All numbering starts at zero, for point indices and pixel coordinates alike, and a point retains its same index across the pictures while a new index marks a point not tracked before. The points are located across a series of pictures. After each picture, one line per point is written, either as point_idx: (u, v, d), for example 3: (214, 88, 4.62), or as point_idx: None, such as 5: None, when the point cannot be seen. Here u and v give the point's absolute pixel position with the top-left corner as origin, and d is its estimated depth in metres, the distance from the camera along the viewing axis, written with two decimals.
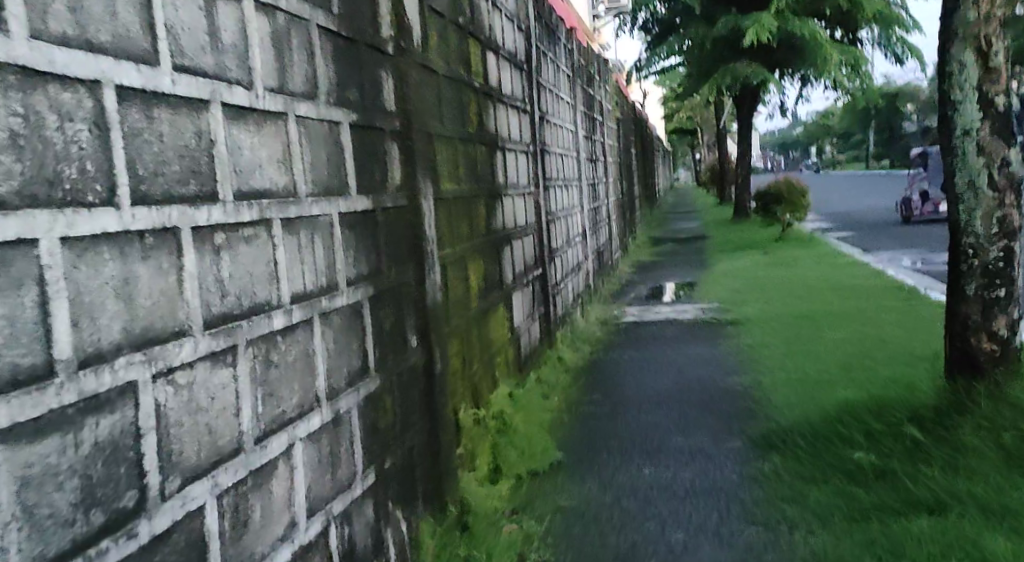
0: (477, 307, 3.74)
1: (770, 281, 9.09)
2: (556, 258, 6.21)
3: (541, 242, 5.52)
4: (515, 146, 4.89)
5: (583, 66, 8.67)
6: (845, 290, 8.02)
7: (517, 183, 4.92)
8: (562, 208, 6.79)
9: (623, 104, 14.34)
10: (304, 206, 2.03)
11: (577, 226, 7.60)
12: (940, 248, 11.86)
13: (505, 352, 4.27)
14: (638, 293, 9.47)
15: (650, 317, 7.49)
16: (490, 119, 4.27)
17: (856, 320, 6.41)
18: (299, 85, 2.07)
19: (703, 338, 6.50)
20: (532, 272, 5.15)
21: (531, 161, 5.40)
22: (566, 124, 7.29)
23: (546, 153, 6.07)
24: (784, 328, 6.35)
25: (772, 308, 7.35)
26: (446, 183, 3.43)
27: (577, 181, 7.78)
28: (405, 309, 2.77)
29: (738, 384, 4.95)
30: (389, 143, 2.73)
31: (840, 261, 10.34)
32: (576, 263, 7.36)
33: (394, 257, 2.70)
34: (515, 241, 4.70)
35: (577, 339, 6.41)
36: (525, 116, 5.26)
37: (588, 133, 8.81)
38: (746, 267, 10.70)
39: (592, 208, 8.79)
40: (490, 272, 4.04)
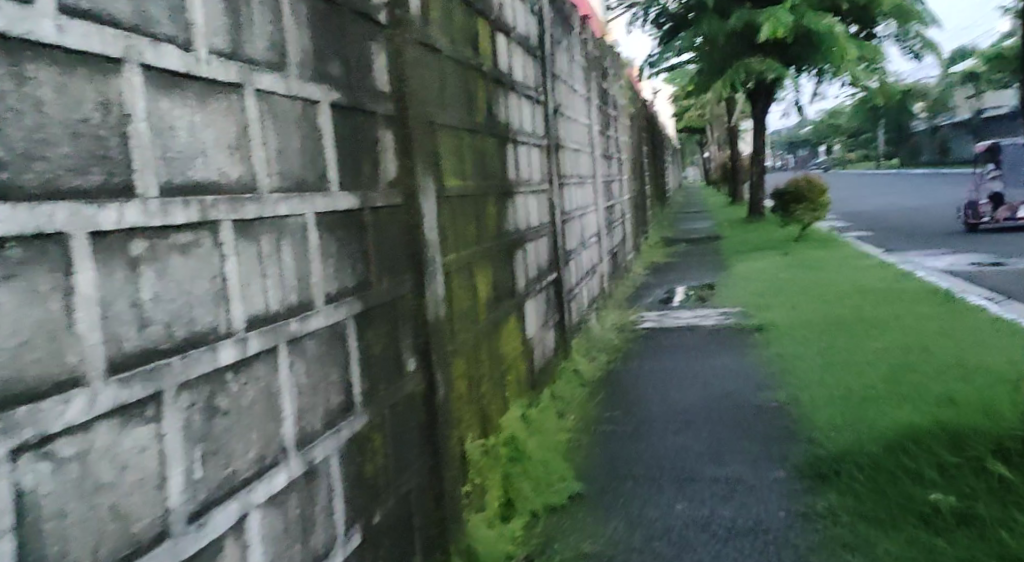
0: (487, 320, 3.32)
1: (795, 284, 8.64)
2: (571, 260, 5.79)
3: (555, 245, 5.09)
4: (528, 139, 4.46)
5: (597, 58, 8.24)
6: (877, 293, 7.58)
7: (531, 180, 4.50)
8: (577, 207, 6.36)
9: (635, 101, 13.89)
10: (267, 206, 1.60)
11: (591, 226, 7.17)
12: (967, 248, 11.37)
13: (517, 367, 3.84)
14: (655, 296, 9.02)
15: (670, 324, 7.05)
16: (501, 109, 3.85)
17: (894, 328, 5.96)
18: (262, 53, 1.64)
19: (728, 346, 6.07)
20: (546, 278, 4.73)
21: (545, 157, 4.98)
22: (581, 118, 6.86)
23: (560, 148, 5.64)
24: (816, 337, 5.92)
25: (801, 313, 6.91)
26: (452, 180, 3.01)
27: (592, 179, 7.35)
28: (401, 327, 2.35)
29: (773, 400, 4.53)
30: (382, 131, 2.31)
31: (866, 263, 9.87)
32: (591, 266, 6.94)
33: (386, 267, 2.28)
34: (529, 244, 4.28)
35: (593, 349, 5.98)
36: (538, 107, 4.83)
37: (602, 128, 8.38)
38: (767, 268, 10.24)
39: (606, 207, 8.35)
40: (501, 278, 3.62)
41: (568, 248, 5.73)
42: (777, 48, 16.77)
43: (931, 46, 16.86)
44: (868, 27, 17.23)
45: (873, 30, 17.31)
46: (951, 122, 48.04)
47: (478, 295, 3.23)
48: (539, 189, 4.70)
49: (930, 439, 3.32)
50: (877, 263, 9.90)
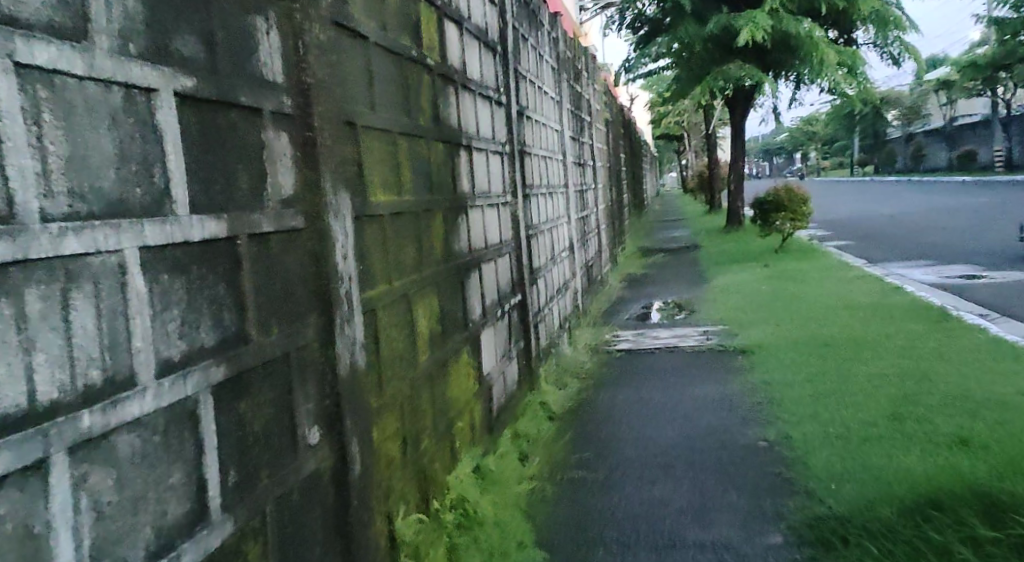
0: (429, 361, 2.78)
1: (778, 298, 8.16)
2: (539, 276, 5.27)
3: (519, 262, 4.58)
4: (485, 145, 3.93)
5: (569, 60, 7.74)
6: (865, 307, 7.11)
7: (489, 192, 3.97)
8: (545, 220, 5.85)
9: (611, 107, 13.44)
10: (35, 244, 1.06)
11: (563, 239, 6.66)
12: (952, 259, 10.99)
13: (470, 409, 3.31)
14: (631, 312, 8.53)
15: (647, 345, 6.55)
16: (450, 110, 3.33)
17: (888, 346, 5.49)
18: (35, 15, 1.11)
19: (710, 371, 5.57)
20: (508, 300, 4.21)
21: (508, 163, 4.46)
22: (550, 122, 6.35)
23: (526, 154, 5.12)
24: (804, 359, 5.42)
25: (787, 331, 6.42)
26: (381, 194, 2.48)
27: (563, 189, 6.84)
28: (299, 390, 1.81)
29: (760, 437, 4.02)
30: (271, 134, 1.77)
31: (851, 275, 9.43)
32: (563, 282, 6.43)
33: (275, 312, 1.74)
34: (486, 265, 3.75)
35: (563, 375, 5.45)
36: (499, 108, 4.32)
37: (575, 133, 7.88)
38: (748, 281, 9.78)
39: (580, 218, 7.84)
40: (447, 308, 3.10)
41: (536, 264, 5.21)
42: (755, 53, 16.38)
43: (910, 52, 16.52)
44: (846, 32, 16.87)
45: (851, 35, 16.95)
46: (925, 129, 48.19)
47: (416, 332, 2.69)
48: (499, 200, 4.17)
49: (954, 502, 2.83)
50: (861, 274, 9.45)
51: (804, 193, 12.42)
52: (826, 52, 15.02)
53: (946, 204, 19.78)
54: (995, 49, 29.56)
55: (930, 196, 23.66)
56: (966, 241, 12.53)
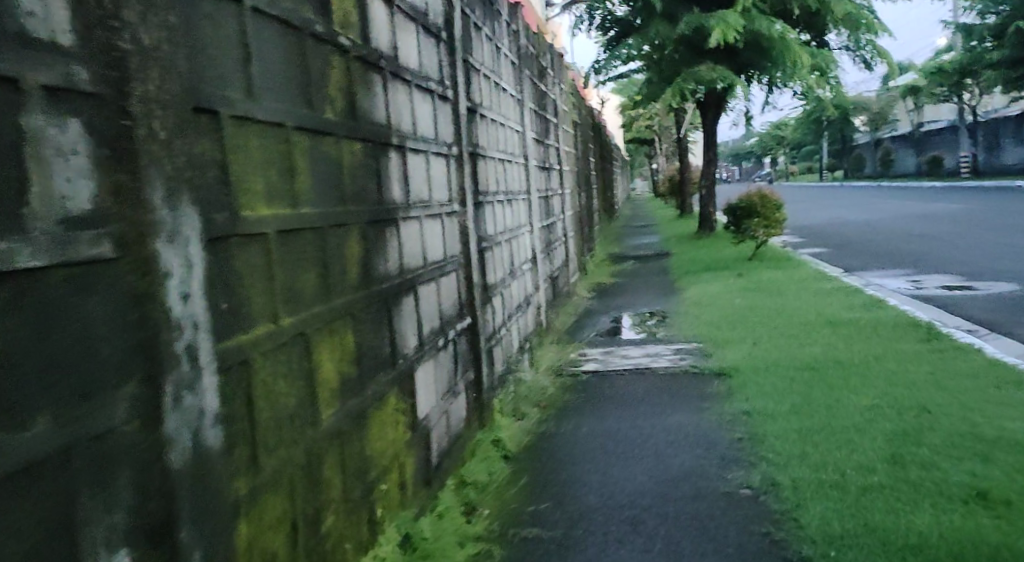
0: (335, 417, 2.21)
1: (754, 312, 7.68)
2: (494, 293, 4.73)
3: (470, 279, 4.02)
4: (424, 145, 3.37)
5: (532, 56, 7.23)
6: (848, 324, 6.64)
7: (428, 200, 3.42)
8: (503, 230, 5.32)
9: (580, 109, 12.96)
10: None
11: (525, 249, 6.13)
12: (931, 268, 10.63)
13: (398, 465, 2.74)
14: (600, 326, 8.02)
15: (616, 366, 6.04)
16: (374, 102, 2.77)
17: (877, 370, 5.00)
18: None
19: (684, 399, 5.04)
20: (453, 325, 3.65)
21: (454, 166, 3.91)
22: (509, 122, 5.82)
23: (478, 157, 4.58)
24: (787, 385, 4.92)
25: (767, 352, 5.93)
26: (264, 206, 1.91)
27: (525, 195, 6.31)
28: (95, 501, 1.23)
29: (742, 483, 3.49)
30: (47, 119, 1.18)
31: (830, 286, 8.98)
32: (524, 297, 5.90)
33: (45, 391, 1.14)
34: (423, 287, 3.19)
35: (522, 405, 4.90)
36: (443, 103, 3.77)
37: (539, 135, 7.36)
38: (722, 292, 9.32)
39: (544, 227, 7.31)
40: (365, 345, 2.52)
41: (490, 280, 4.66)
42: (728, 55, 16.00)
43: (884, 55, 16.23)
44: (819, 35, 16.55)
45: (824, 38, 16.63)
46: (893, 135, 48.43)
47: (317, 382, 2.11)
48: (441, 209, 3.62)
49: None
50: (840, 284, 9.02)
51: (778, 199, 11.96)
52: (799, 54, 14.66)
53: (918, 210, 19.55)
54: (964, 55, 29.64)
55: (900, 202, 23.50)
56: (942, 250, 12.20)
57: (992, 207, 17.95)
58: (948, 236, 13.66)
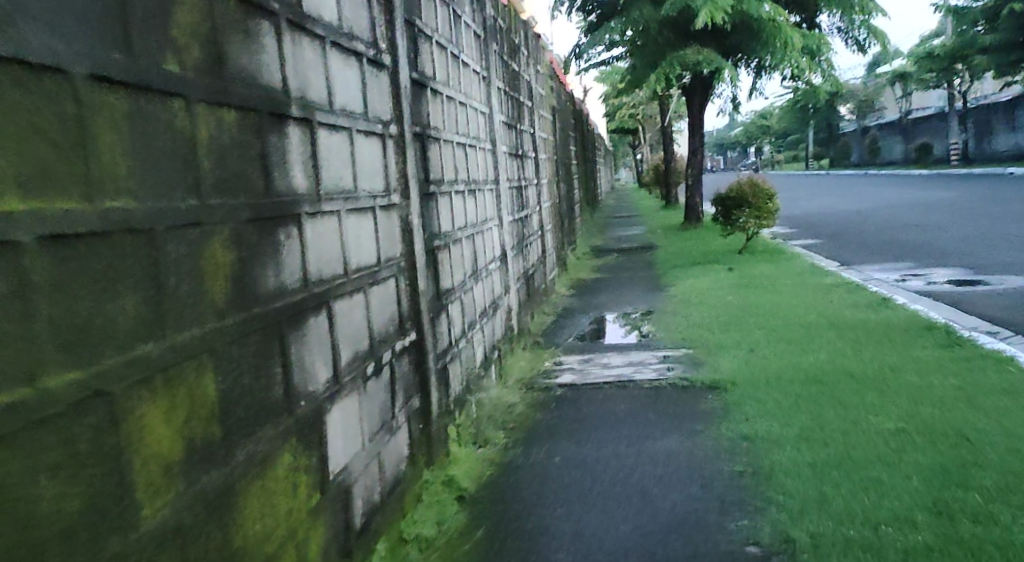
0: (171, 508, 1.52)
1: (746, 312, 7.03)
2: (449, 300, 4.04)
3: (415, 287, 3.33)
4: (346, 120, 2.67)
5: (502, 30, 6.54)
6: (853, 326, 6.00)
7: (352, 191, 2.71)
8: (464, 225, 4.63)
9: (560, 93, 12.28)
10: None
11: (492, 246, 5.46)
12: (932, 260, 10.03)
13: (296, 546, 2.05)
14: (579, 328, 7.36)
15: (595, 378, 5.38)
16: (262, 58, 2.05)
17: (895, 383, 4.36)
18: None
19: (673, 420, 4.38)
20: (388, 345, 2.95)
21: (392, 151, 3.21)
22: (472, 101, 5.13)
23: (428, 139, 3.90)
24: (791, 403, 4.26)
25: (764, 360, 5.28)
26: (11, 198, 1.20)
27: (492, 186, 5.64)
28: None
29: (749, 539, 2.83)
30: None
31: (826, 281, 8.37)
32: (490, 300, 5.22)
33: None
34: (340, 303, 2.49)
35: (485, 430, 4.21)
36: (377, 71, 3.06)
37: (509, 118, 6.69)
38: (711, 288, 8.69)
39: (515, 220, 6.64)
40: (238, 392, 1.81)
41: (443, 284, 3.97)
42: (715, 38, 15.34)
43: (877, 38, 15.64)
44: (810, 16, 15.91)
45: (815, 20, 16.00)
46: (879, 123, 48.05)
47: (129, 462, 1.41)
48: (372, 202, 2.91)
49: None
50: (837, 279, 8.41)
51: (770, 188, 11.28)
52: (791, 36, 14.01)
53: (910, 199, 18.99)
54: (954, 41, 29.17)
55: (891, 190, 22.97)
56: (941, 240, 11.63)
57: (987, 195, 17.43)
58: (946, 226, 13.07)
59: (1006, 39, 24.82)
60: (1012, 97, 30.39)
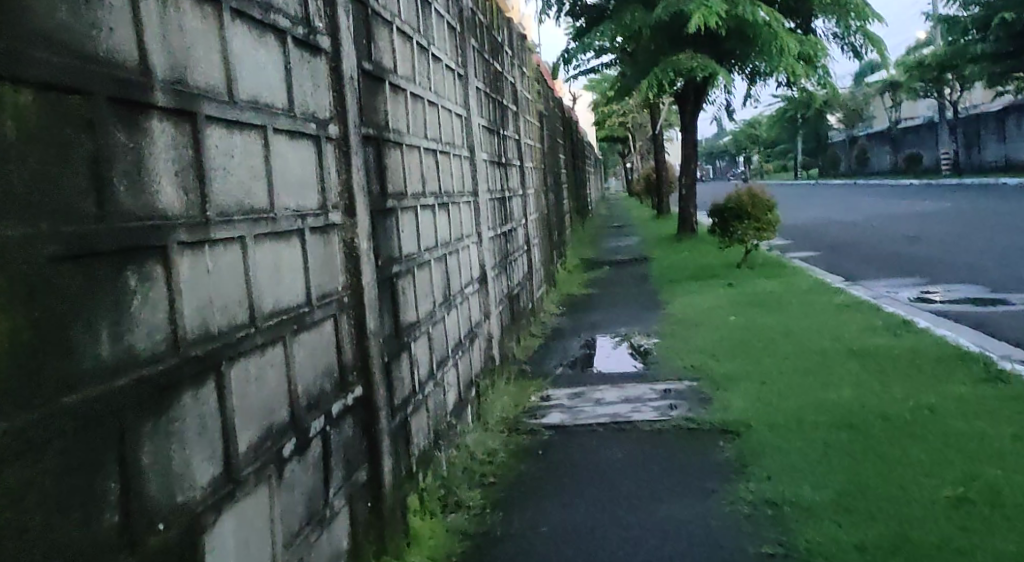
0: None
1: (753, 336, 6.38)
2: (411, 337, 3.37)
3: (361, 329, 2.65)
4: (258, 116, 2.00)
5: (481, 24, 5.89)
6: (873, 355, 5.37)
7: (266, 210, 2.03)
8: (433, 244, 3.97)
9: (547, 99, 11.62)
10: None
11: (468, 268, 4.78)
12: (943, 275, 9.43)
13: None
14: (569, 353, 6.69)
15: (587, 417, 4.71)
16: (97, 15, 1.37)
17: (940, 428, 3.71)
18: None
19: (680, 474, 3.71)
20: (322, 408, 2.28)
21: (330, 157, 2.53)
22: (444, 102, 4.47)
23: (385, 143, 3.23)
24: (820, 455, 3.62)
25: (779, 396, 4.62)
26: None
27: (469, 197, 4.97)
28: None
29: None
30: None
31: (835, 299, 7.74)
32: (465, 331, 4.55)
33: None
34: (240, 365, 1.81)
35: (458, 490, 3.53)
36: (307, 54, 2.38)
37: (489, 122, 6.03)
38: (711, 306, 8.04)
39: (497, 236, 5.98)
40: (18, 543, 1.12)
41: (403, 319, 3.30)
42: (708, 42, 14.76)
43: (876, 44, 15.08)
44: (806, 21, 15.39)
45: (812, 24, 15.44)
46: (868, 132, 47.72)
47: None
48: (298, 225, 2.23)
49: None
50: (847, 298, 7.78)
51: (769, 199, 10.66)
52: (787, 40, 13.44)
53: (908, 209, 18.48)
54: (947, 48, 28.77)
55: (886, 200, 22.45)
56: (947, 252, 11.05)
57: (987, 205, 16.92)
58: (951, 237, 12.50)
59: (998, 48, 24.51)
60: (1003, 106, 30.13)
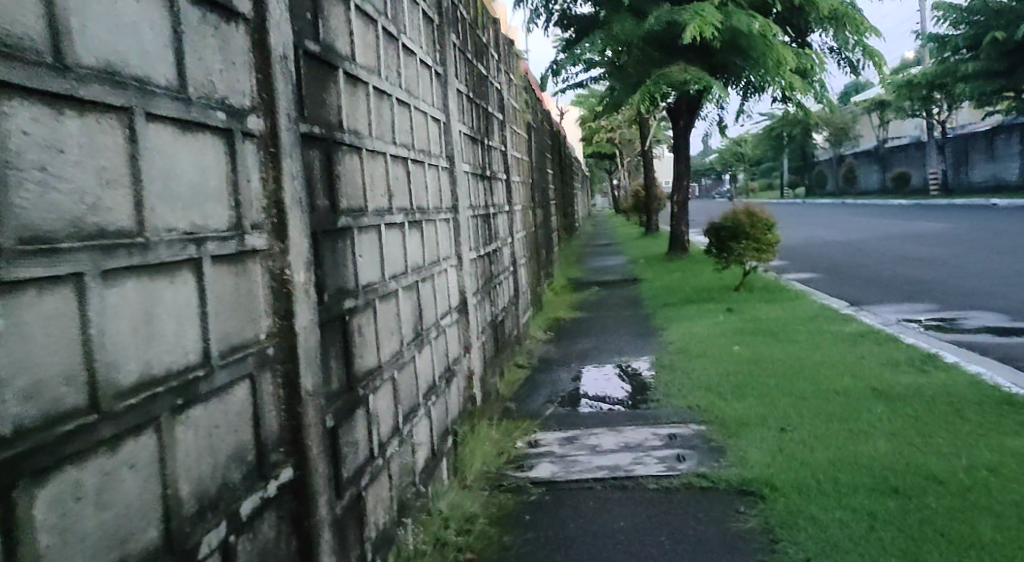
0: None
1: (762, 371, 5.76)
2: (369, 388, 2.71)
3: (292, 389, 2.00)
4: (117, 91, 1.35)
5: (463, 20, 5.26)
6: (904, 395, 4.75)
7: (132, 233, 1.39)
8: (401, 269, 3.32)
9: (536, 111, 11.04)
10: None
11: (444, 295, 4.13)
12: (956, 301, 8.86)
13: None
14: (558, 386, 6.04)
15: (581, 470, 4.06)
16: None
17: (1012, 502, 3.10)
18: None
19: (695, 553, 3.06)
20: (223, 511, 1.61)
21: (249, 161, 1.88)
22: (418, 102, 3.83)
23: (336, 145, 2.59)
24: (868, 532, 2.99)
25: (804, 448, 3.99)
26: None
27: (446, 213, 4.32)
28: None
29: None
30: None
31: (847, 327, 7.13)
32: (441, 369, 3.89)
33: None
34: (60, 476, 1.16)
35: None
36: (212, 17, 1.74)
37: (472, 130, 5.41)
38: (713, 333, 7.42)
39: (480, 257, 5.33)
40: None
41: (358, 366, 2.64)
42: (702, 54, 14.26)
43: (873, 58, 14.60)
44: (801, 34, 14.91)
45: (808, 38, 14.96)
46: (856, 151, 47.55)
47: None
48: (191, 253, 1.58)
49: None
50: (860, 326, 7.18)
51: (770, 218, 10.08)
52: (783, 53, 12.92)
53: (904, 229, 17.98)
54: (937, 67, 28.46)
55: (880, 220, 21.99)
56: (955, 276, 10.50)
57: (987, 226, 16.43)
58: (957, 260, 11.96)
59: (990, 67, 24.18)
60: (991, 126, 29.90)
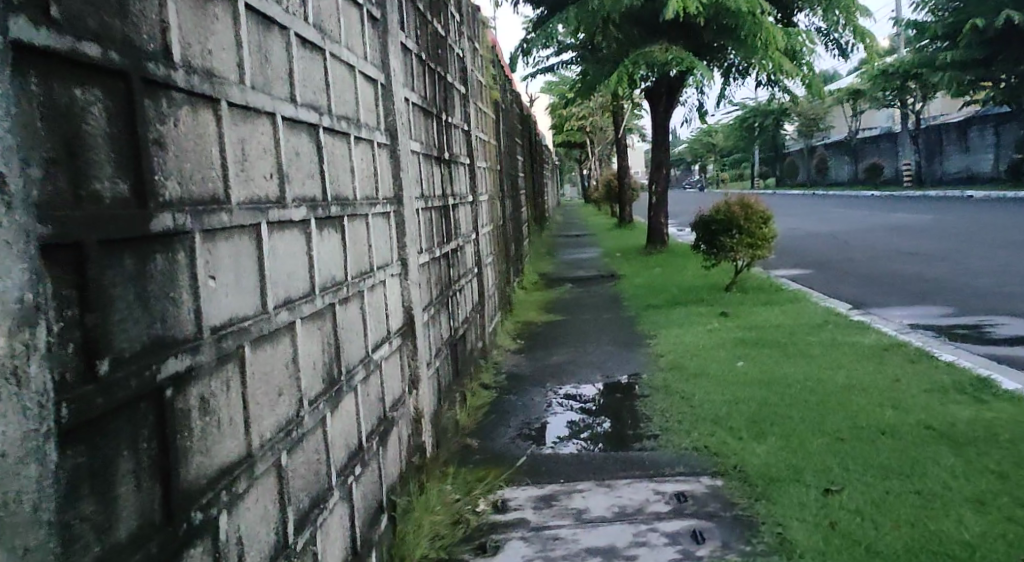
0: None
1: (780, 399, 4.73)
2: (222, 503, 1.61)
3: None
4: None
5: None
6: (971, 440, 3.76)
7: None
8: (303, 291, 2.21)
9: (505, 89, 9.93)
10: None
11: (377, 316, 3.03)
12: (971, 303, 7.95)
13: None
14: (529, 413, 4.98)
15: (566, 553, 3.00)
16: None
17: None
18: None
19: None
20: None
21: None
22: (339, 47, 2.72)
23: (152, 87, 1.46)
24: None
25: (868, 527, 2.97)
26: None
27: (382, 205, 3.21)
28: None
29: None
30: None
31: (867, 339, 6.15)
32: (371, 419, 2.80)
33: None
34: None
35: None
36: None
37: (423, 100, 4.30)
38: (710, 345, 6.39)
39: (434, 260, 4.24)
40: None
41: (197, 472, 1.53)
42: (683, 33, 13.25)
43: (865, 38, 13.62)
44: (786, 14, 13.94)
45: (793, 18, 14.03)
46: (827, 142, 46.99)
47: None
48: None
49: None
50: (880, 336, 6.21)
51: (765, 211, 9.09)
52: (773, 32, 11.82)
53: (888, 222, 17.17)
54: (912, 55, 27.75)
55: (860, 212, 21.23)
56: (961, 275, 9.61)
57: (976, 219, 15.65)
58: (957, 256, 11.10)
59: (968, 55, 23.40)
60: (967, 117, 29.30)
